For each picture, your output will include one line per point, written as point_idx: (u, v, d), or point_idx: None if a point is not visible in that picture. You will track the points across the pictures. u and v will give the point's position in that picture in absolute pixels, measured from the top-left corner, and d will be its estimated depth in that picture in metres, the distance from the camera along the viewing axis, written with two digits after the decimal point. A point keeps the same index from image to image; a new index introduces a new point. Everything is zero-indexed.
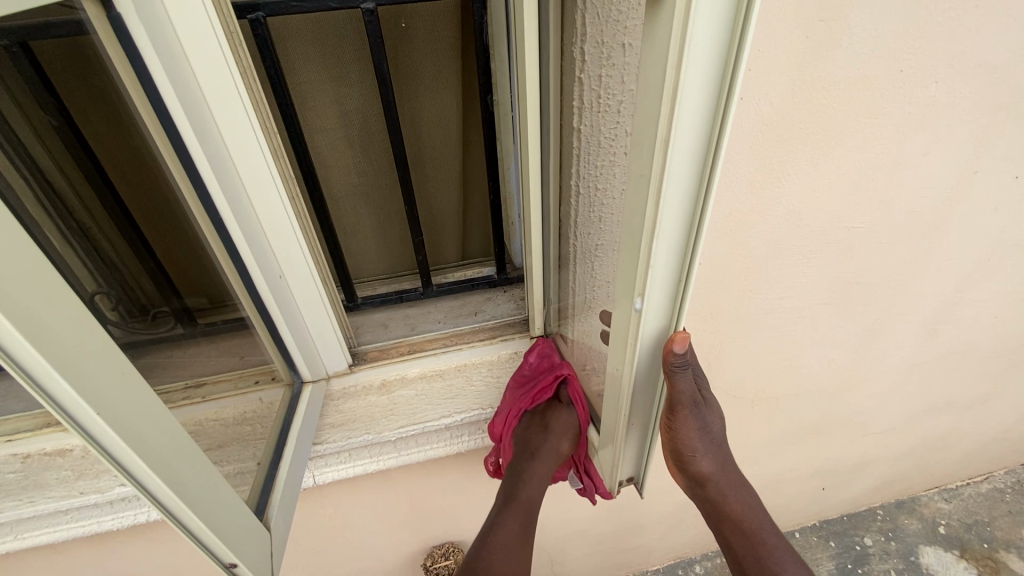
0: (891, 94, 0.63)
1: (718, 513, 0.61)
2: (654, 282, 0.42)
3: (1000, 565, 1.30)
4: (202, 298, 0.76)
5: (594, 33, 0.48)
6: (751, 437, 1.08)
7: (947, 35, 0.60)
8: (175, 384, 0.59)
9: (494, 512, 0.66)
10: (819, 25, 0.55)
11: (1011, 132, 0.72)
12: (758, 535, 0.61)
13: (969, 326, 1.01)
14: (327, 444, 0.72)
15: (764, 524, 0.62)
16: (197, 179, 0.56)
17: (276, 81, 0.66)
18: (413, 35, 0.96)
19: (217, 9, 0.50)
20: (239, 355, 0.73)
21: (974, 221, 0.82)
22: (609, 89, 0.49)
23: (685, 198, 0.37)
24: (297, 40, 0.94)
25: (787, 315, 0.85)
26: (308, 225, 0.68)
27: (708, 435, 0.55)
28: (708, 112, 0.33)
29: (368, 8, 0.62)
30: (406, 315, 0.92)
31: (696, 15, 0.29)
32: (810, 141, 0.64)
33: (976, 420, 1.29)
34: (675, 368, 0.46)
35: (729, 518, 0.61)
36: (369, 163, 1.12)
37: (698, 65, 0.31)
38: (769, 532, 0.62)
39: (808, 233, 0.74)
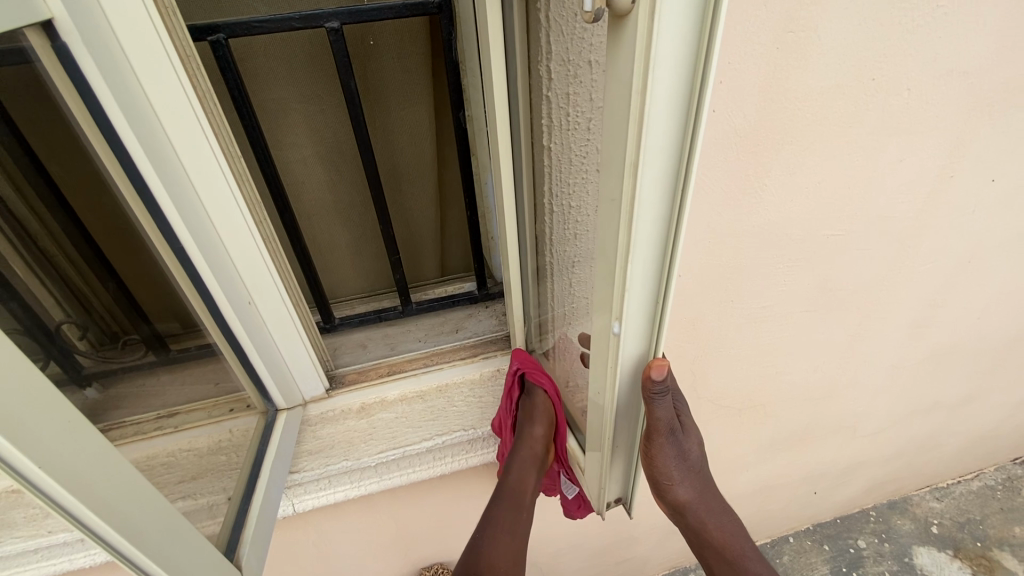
0: (866, 102, 0.63)
1: (699, 540, 0.59)
2: (631, 304, 0.41)
3: (993, 564, 1.29)
4: (173, 323, 0.73)
5: (559, 51, 0.48)
6: (740, 445, 1.07)
7: (918, 42, 0.60)
8: (146, 415, 0.63)
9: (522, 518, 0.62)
10: (788, 36, 0.55)
11: (986, 136, 0.72)
12: (740, 564, 0.59)
13: (953, 328, 1.01)
14: (305, 472, 0.70)
15: (749, 551, 0.59)
16: (154, 208, 0.55)
17: (239, 103, 0.64)
18: (381, 49, 0.94)
19: (171, 32, 0.49)
20: (212, 382, 0.72)
21: (953, 225, 0.82)
22: (577, 108, 0.48)
23: (657, 221, 0.36)
24: (265, 58, 0.93)
25: (771, 323, 0.85)
26: (279, 251, 0.66)
27: (684, 461, 0.53)
28: (676, 134, 0.32)
29: (332, 28, 0.61)
30: (386, 335, 0.90)
31: (659, 36, 0.28)
32: (785, 151, 0.64)
33: (965, 419, 1.29)
34: (654, 394, 0.45)
35: (711, 546, 0.59)
36: (342, 179, 1.11)
37: (664, 87, 0.30)
38: (754, 561, 0.59)
39: (788, 242, 0.74)
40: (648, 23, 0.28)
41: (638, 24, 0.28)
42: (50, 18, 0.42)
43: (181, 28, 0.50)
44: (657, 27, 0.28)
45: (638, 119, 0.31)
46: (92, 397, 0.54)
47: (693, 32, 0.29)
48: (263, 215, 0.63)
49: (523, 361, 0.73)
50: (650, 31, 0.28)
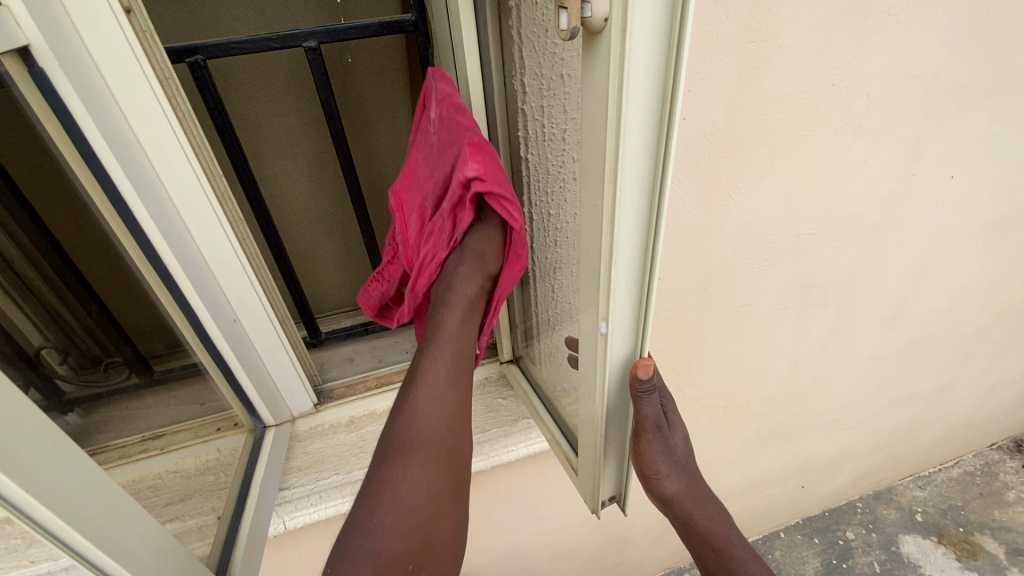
0: (828, 107, 0.65)
1: (688, 531, 0.60)
2: (617, 306, 0.42)
3: (976, 548, 1.33)
4: (156, 343, 0.73)
5: (533, 65, 0.50)
6: (728, 443, 1.09)
7: (874, 48, 0.63)
8: (132, 437, 0.64)
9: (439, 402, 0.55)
10: (751, 45, 0.57)
11: (943, 135, 0.76)
12: (727, 551, 0.60)
13: (924, 319, 1.05)
14: (293, 488, 0.69)
15: (734, 539, 0.60)
16: (136, 231, 0.54)
17: (220, 124, 0.65)
18: (359, 67, 0.96)
19: (150, 57, 0.49)
20: (199, 402, 0.73)
21: (918, 220, 0.86)
22: (553, 118, 0.50)
23: (637, 226, 0.38)
24: (242, 75, 0.94)
25: (751, 322, 0.87)
26: (262, 267, 0.67)
27: (672, 457, 0.53)
28: (651, 144, 0.34)
29: (311, 47, 0.63)
30: (373, 347, 0.91)
31: (631, 51, 0.30)
32: (755, 155, 0.66)
33: (942, 408, 1.33)
34: (641, 394, 0.46)
35: (699, 535, 0.60)
36: (323, 191, 1.11)
37: (639, 98, 0.32)
38: (740, 548, 0.60)
39: (763, 242, 0.76)
40: (621, 38, 0.29)
41: (611, 43, 0.30)
42: (29, 44, 0.42)
43: (160, 53, 0.51)
44: (629, 42, 0.29)
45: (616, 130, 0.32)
46: (75, 421, 0.53)
47: (663, 46, 0.30)
48: (246, 232, 0.64)
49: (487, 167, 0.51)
50: (623, 47, 0.29)
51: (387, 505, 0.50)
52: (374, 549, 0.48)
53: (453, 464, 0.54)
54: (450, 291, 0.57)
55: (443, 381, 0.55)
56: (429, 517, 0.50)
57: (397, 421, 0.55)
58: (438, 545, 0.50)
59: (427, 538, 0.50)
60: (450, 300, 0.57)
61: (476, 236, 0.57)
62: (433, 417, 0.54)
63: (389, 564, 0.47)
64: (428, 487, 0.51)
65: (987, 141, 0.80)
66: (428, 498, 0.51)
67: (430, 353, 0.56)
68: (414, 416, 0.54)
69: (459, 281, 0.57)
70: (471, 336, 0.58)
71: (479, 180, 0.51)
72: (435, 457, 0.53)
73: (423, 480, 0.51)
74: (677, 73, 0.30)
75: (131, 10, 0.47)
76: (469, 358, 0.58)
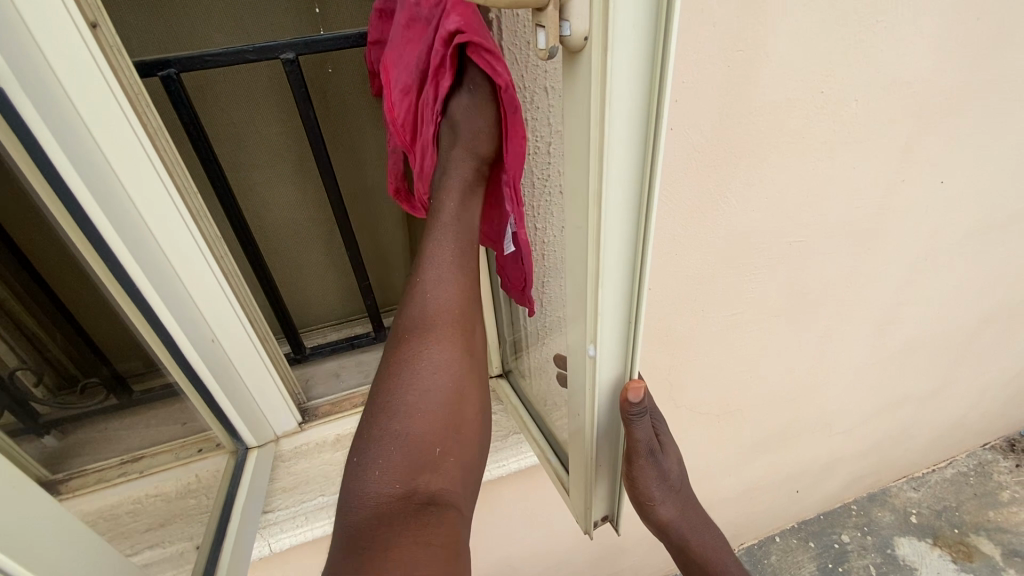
0: (815, 116, 0.65)
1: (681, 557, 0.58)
2: (605, 328, 0.40)
3: (971, 549, 1.33)
4: (137, 362, 0.69)
5: (515, 78, 0.49)
6: (721, 450, 1.08)
7: (861, 56, 0.62)
8: (111, 461, 0.65)
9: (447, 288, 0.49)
10: (738, 54, 0.56)
11: (932, 141, 0.76)
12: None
13: (916, 323, 1.05)
14: (277, 511, 0.67)
15: (732, 566, 0.59)
16: (107, 254, 0.53)
17: (196, 139, 0.63)
18: (339, 77, 0.95)
19: (118, 74, 0.48)
20: (180, 422, 0.71)
21: (909, 225, 0.85)
22: (537, 132, 0.48)
23: (624, 248, 0.36)
24: (222, 86, 0.93)
25: (743, 330, 0.86)
26: (241, 285, 0.65)
27: (666, 481, 0.52)
28: (635, 165, 0.33)
29: (288, 58, 0.61)
30: (359, 362, 0.89)
31: (613, 71, 0.28)
32: (744, 165, 0.65)
33: (934, 410, 1.33)
34: (632, 417, 0.45)
35: (693, 562, 0.58)
36: (307, 201, 1.09)
37: (622, 119, 0.30)
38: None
39: (754, 251, 0.75)
40: (601, 58, 0.28)
41: (592, 63, 0.29)
42: None
43: (129, 70, 0.49)
44: (610, 62, 0.28)
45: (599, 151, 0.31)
46: (51, 444, 0.56)
47: (645, 65, 0.29)
48: (224, 250, 0.62)
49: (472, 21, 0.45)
50: (604, 67, 0.28)
51: (406, 388, 0.46)
52: (400, 432, 0.44)
53: (469, 347, 0.49)
54: (448, 169, 0.49)
55: (450, 259, 0.49)
56: (452, 400, 0.46)
57: (407, 306, 0.49)
58: (465, 430, 0.46)
59: (452, 426, 0.45)
60: (447, 179, 0.49)
61: (462, 103, 0.49)
62: (444, 297, 0.48)
63: (413, 447, 0.43)
64: (448, 370, 0.47)
65: (975, 145, 0.79)
66: (451, 379, 0.46)
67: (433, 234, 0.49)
68: (423, 298, 0.49)
69: (456, 162, 0.49)
70: (475, 217, 0.51)
71: (460, 31, 0.44)
72: (450, 335, 0.48)
73: (442, 359, 0.47)
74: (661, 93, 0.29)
75: (97, 25, 0.46)
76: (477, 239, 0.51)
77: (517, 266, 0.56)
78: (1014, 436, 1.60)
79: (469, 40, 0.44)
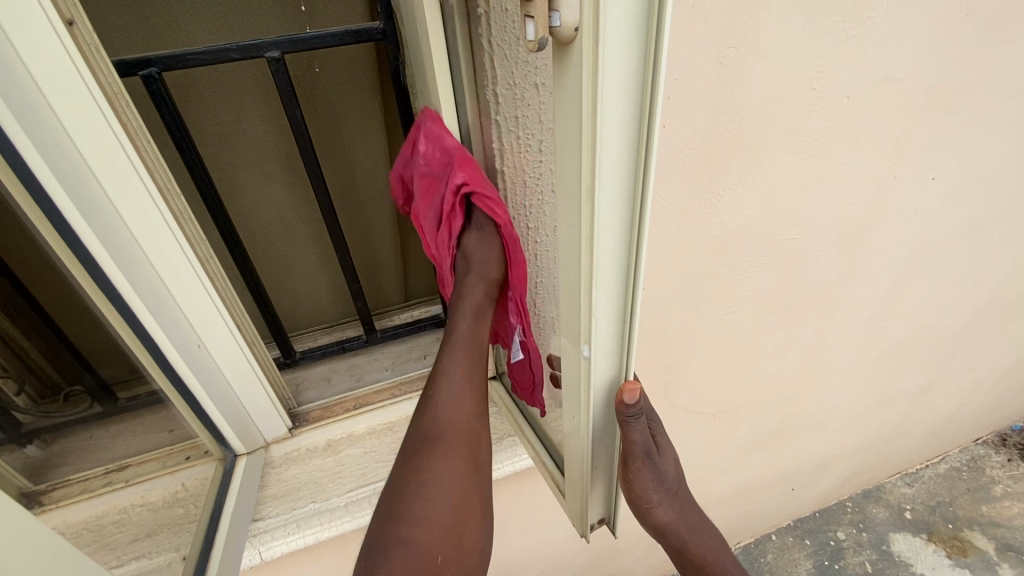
0: (808, 112, 0.64)
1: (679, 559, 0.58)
2: (599, 328, 0.40)
3: (966, 544, 1.33)
4: (122, 369, 0.67)
5: (505, 75, 0.48)
6: (717, 449, 1.07)
7: (852, 51, 0.61)
8: (95, 471, 0.65)
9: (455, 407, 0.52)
10: (730, 51, 0.56)
11: (924, 137, 0.75)
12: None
13: (908, 319, 1.05)
14: (269, 518, 0.66)
15: (728, 567, 0.58)
16: (86, 257, 0.52)
17: (178, 138, 0.62)
18: (327, 76, 0.93)
19: (96, 72, 0.46)
20: (167, 430, 0.69)
21: (901, 221, 0.85)
22: (527, 130, 0.48)
23: (618, 245, 0.36)
24: (206, 86, 0.91)
25: (737, 328, 0.86)
26: (228, 289, 0.64)
27: (662, 485, 0.50)
28: (629, 162, 0.32)
29: (273, 58, 0.60)
30: (351, 366, 0.88)
31: (605, 64, 0.27)
32: (737, 162, 0.65)
33: (927, 406, 1.33)
34: (627, 419, 0.44)
35: (690, 562, 0.58)
36: (296, 203, 1.08)
37: (614, 114, 0.30)
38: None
39: (747, 248, 0.75)
40: (593, 52, 0.27)
41: (583, 57, 0.28)
42: None
43: (107, 68, 0.48)
44: (602, 54, 0.27)
45: (591, 148, 0.30)
46: (33, 454, 0.55)
47: (637, 56, 0.28)
48: (209, 253, 0.61)
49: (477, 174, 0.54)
50: (595, 59, 0.27)
51: (413, 496, 0.46)
52: (408, 537, 0.44)
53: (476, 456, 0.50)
54: (460, 296, 0.57)
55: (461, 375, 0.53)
56: (457, 507, 0.46)
57: (418, 417, 0.52)
58: (468, 538, 0.46)
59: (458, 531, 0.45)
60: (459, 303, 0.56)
61: (472, 239, 0.57)
62: (456, 408, 0.51)
63: (421, 554, 0.43)
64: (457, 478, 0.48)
65: (966, 141, 0.79)
66: (457, 488, 0.47)
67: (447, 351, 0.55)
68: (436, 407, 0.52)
69: (467, 288, 0.57)
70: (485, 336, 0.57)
71: (467, 186, 0.53)
72: (458, 447, 0.49)
73: (449, 470, 0.48)
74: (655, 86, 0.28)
75: (73, 23, 0.44)
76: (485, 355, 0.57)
77: (524, 373, 0.61)
78: (1005, 431, 1.61)
79: (477, 193, 0.53)
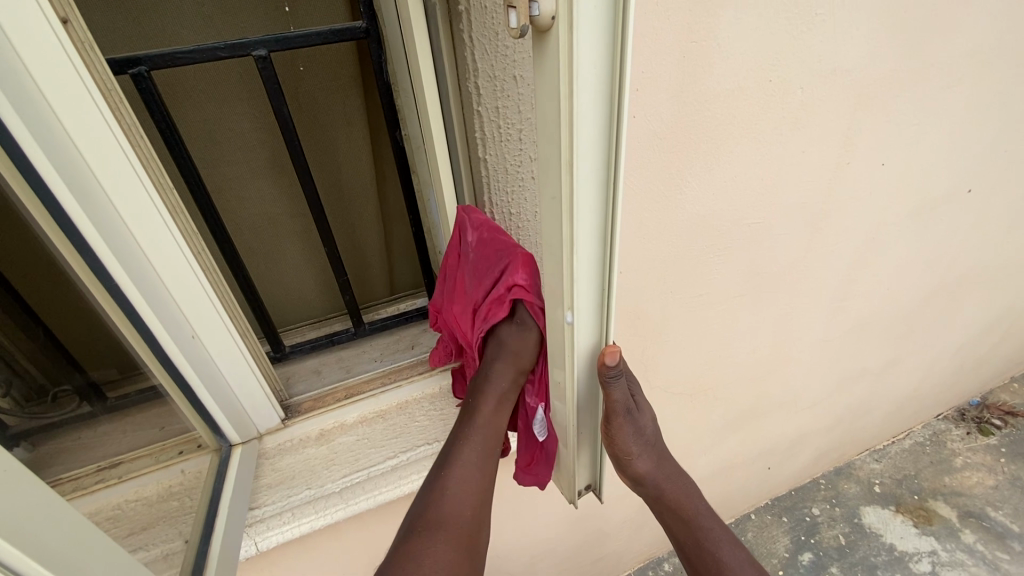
0: (767, 103, 0.69)
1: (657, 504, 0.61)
2: (581, 294, 0.43)
3: (931, 514, 1.41)
4: (111, 369, 0.70)
5: (486, 68, 0.51)
6: (695, 430, 1.12)
7: (805, 48, 0.67)
8: (85, 468, 0.61)
9: (458, 487, 0.54)
10: (692, 46, 0.60)
11: (873, 126, 0.82)
12: (696, 522, 0.60)
13: (869, 298, 1.11)
14: (266, 506, 0.67)
15: (703, 510, 0.61)
16: (82, 247, 0.53)
17: (168, 136, 0.63)
18: (309, 75, 0.96)
19: (90, 68, 0.48)
20: (158, 426, 0.71)
21: (857, 205, 0.91)
22: (509, 118, 0.51)
23: (595, 216, 0.39)
24: (191, 85, 0.92)
25: (710, 310, 0.90)
26: (220, 281, 0.65)
27: (641, 436, 0.55)
28: (603, 137, 0.35)
29: (260, 56, 0.62)
30: (340, 358, 0.89)
31: (579, 48, 0.31)
32: (704, 149, 0.69)
33: (889, 384, 1.41)
34: (609, 380, 0.48)
35: (669, 507, 0.61)
36: (279, 203, 1.09)
37: (588, 93, 0.33)
38: (709, 519, 0.61)
39: (716, 232, 0.80)
40: (568, 38, 0.30)
41: (559, 42, 0.31)
42: None
43: (100, 63, 0.49)
44: (575, 38, 0.30)
45: (569, 124, 0.33)
46: (21, 456, 0.51)
47: (607, 41, 0.31)
48: (200, 245, 0.62)
49: (530, 278, 0.57)
50: (570, 43, 0.30)
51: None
52: None
53: (473, 545, 0.53)
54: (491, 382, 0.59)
55: (474, 464, 0.56)
56: None
57: (425, 494, 0.55)
58: None
59: None
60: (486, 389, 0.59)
61: (512, 333, 0.60)
62: (461, 499, 0.54)
63: None
64: (454, 566, 0.49)
65: (911, 130, 0.86)
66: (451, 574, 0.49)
67: (464, 437, 0.57)
68: (444, 497, 0.53)
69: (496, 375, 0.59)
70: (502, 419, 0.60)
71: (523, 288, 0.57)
72: (457, 536, 0.52)
73: (445, 556, 0.50)
74: (623, 66, 0.31)
75: (67, 21, 0.46)
76: (498, 445, 0.59)
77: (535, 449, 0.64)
78: (963, 407, 1.71)
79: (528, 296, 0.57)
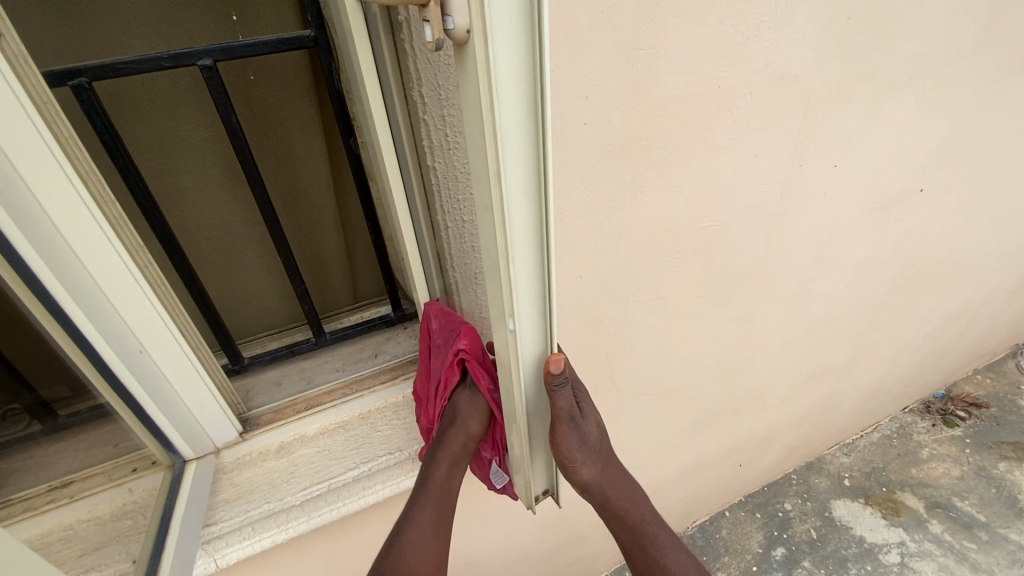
0: (717, 108, 0.71)
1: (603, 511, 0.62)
2: (521, 302, 0.43)
3: (898, 505, 1.44)
4: (61, 387, 0.66)
5: (428, 77, 0.51)
6: (665, 430, 1.14)
7: (752, 55, 0.69)
8: (35, 488, 0.61)
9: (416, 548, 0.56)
10: (638, 52, 0.61)
11: (822, 130, 0.84)
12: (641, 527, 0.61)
13: (829, 296, 1.14)
14: (222, 522, 0.66)
15: (647, 513, 0.62)
16: (16, 265, 0.51)
17: (111, 147, 0.62)
18: (263, 83, 0.95)
19: (21, 81, 0.46)
20: (111, 443, 0.68)
21: (812, 206, 0.94)
22: (452, 127, 0.51)
23: (529, 223, 0.39)
24: (143, 92, 0.91)
25: (673, 311, 0.92)
26: (169, 293, 0.64)
27: (585, 444, 0.55)
28: (529, 145, 0.36)
29: (205, 65, 0.61)
30: (302, 369, 0.88)
31: (496, 61, 0.31)
32: (657, 155, 0.70)
33: (854, 379, 1.44)
34: (555, 386, 0.48)
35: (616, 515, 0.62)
36: (239, 211, 1.08)
37: (511, 104, 0.33)
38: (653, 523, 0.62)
39: (675, 235, 0.81)
40: (483, 50, 0.30)
41: (476, 55, 0.31)
42: None
43: (34, 76, 0.48)
44: (491, 51, 0.30)
45: (493, 135, 0.33)
46: None
47: (523, 53, 0.32)
48: (145, 257, 0.61)
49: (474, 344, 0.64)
50: (486, 54, 0.30)
51: None
52: None
53: None
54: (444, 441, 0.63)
55: (428, 525, 0.58)
56: None
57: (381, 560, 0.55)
58: None
59: None
60: (439, 456, 0.62)
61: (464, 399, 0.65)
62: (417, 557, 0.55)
63: None
64: None
65: (860, 133, 0.89)
66: None
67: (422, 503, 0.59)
68: (401, 562, 0.55)
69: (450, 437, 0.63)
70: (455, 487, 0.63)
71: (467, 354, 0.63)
72: None
73: None
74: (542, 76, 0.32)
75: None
76: (450, 511, 0.61)
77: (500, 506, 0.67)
78: (929, 400, 1.76)
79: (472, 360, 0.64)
